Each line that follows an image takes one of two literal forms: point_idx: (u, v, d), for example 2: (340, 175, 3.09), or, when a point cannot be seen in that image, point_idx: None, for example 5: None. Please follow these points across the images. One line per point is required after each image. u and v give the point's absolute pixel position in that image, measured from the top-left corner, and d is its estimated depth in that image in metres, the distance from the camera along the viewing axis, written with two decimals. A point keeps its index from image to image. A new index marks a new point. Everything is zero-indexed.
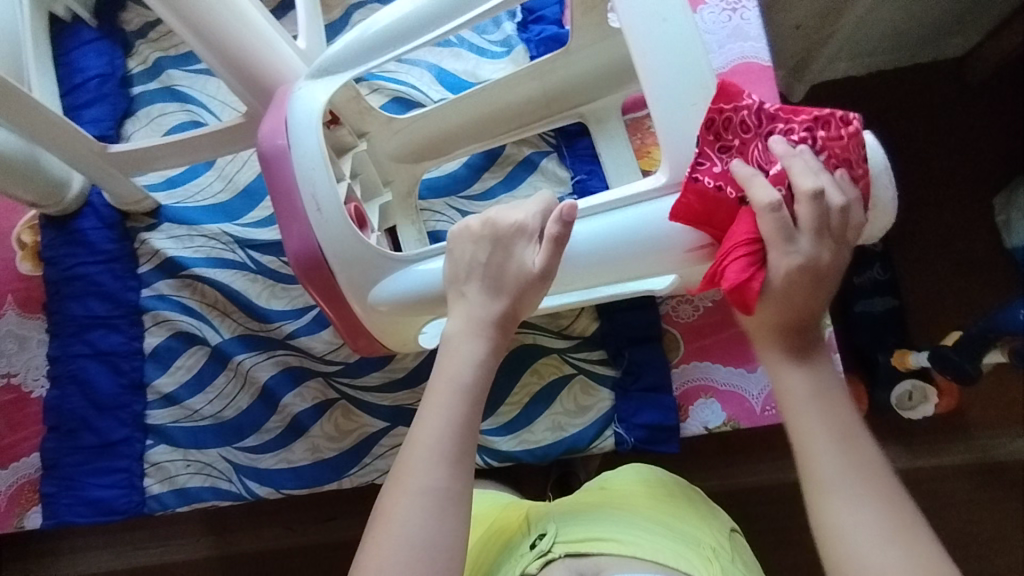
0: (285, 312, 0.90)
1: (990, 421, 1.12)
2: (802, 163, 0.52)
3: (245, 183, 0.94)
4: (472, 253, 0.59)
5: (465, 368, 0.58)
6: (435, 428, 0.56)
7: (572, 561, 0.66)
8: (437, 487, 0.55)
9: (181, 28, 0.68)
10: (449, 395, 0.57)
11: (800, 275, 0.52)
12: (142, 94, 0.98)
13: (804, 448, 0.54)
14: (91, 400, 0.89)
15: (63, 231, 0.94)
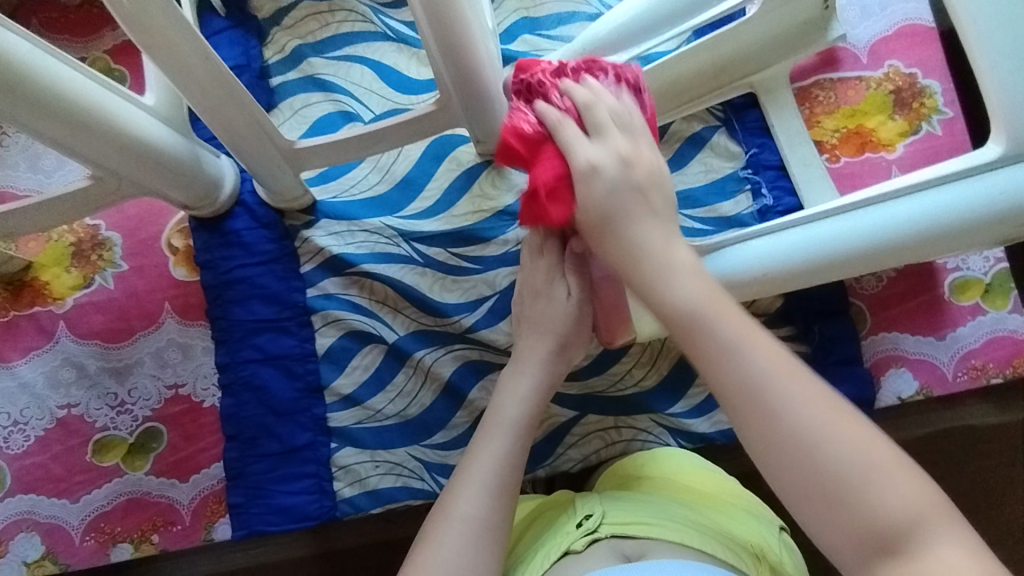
0: (461, 306, 0.88)
1: None
2: (590, 91, 0.57)
3: (403, 174, 0.91)
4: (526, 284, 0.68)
5: (511, 404, 0.65)
6: (486, 457, 0.61)
7: (618, 542, 0.63)
8: (479, 516, 0.58)
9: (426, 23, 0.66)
10: (501, 428, 0.63)
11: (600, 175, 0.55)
12: (282, 85, 0.93)
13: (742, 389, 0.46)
14: (269, 406, 0.86)
15: (216, 233, 0.90)
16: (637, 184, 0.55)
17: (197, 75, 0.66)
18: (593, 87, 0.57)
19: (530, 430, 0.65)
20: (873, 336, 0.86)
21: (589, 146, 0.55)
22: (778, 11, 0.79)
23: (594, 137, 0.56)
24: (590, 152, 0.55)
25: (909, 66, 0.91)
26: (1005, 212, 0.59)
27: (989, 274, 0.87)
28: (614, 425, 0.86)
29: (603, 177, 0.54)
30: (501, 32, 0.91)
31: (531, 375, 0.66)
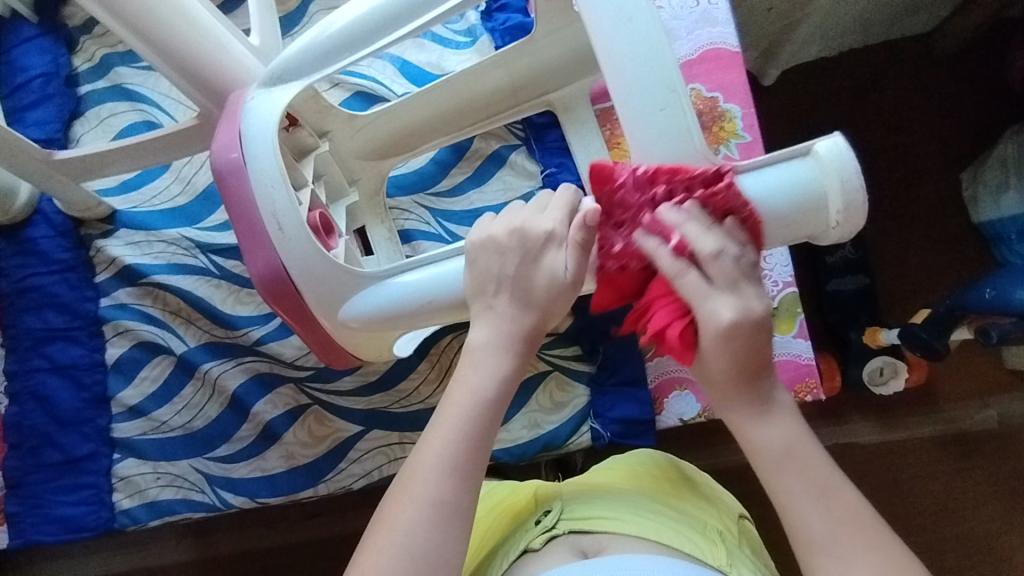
0: (251, 319, 0.88)
1: (961, 393, 1.11)
2: (696, 228, 0.50)
3: (205, 185, 0.91)
4: (497, 263, 0.55)
5: (488, 383, 0.53)
6: (449, 433, 0.52)
7: (575, 538, 0.62)
8: (442, 499, 0.50)
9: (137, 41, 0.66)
10: (467, 405, 0.53)
11: (730, 336, 0.48)
12: (90, 94, 0.93)
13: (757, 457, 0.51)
14: (52, 415, 0.86)
15: (14, 241, 0.90)
16: (742, 344, 0.49)
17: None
18: (685, 211, 0.50)
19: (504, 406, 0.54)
20: (657, 358, 0.86)
21: (706, 237, 0.49)
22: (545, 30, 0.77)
23: (711, 289, 0.48)
24: (710, 314, 0.48)
25: (710, 90, 0.88)
26: (789, 215, 0.52)
27: (777, 298, 0.87)
28: (398, 441, 0.86)
29: (717, 340, 0.48)
30: None
31: (507, 353, 0.54)
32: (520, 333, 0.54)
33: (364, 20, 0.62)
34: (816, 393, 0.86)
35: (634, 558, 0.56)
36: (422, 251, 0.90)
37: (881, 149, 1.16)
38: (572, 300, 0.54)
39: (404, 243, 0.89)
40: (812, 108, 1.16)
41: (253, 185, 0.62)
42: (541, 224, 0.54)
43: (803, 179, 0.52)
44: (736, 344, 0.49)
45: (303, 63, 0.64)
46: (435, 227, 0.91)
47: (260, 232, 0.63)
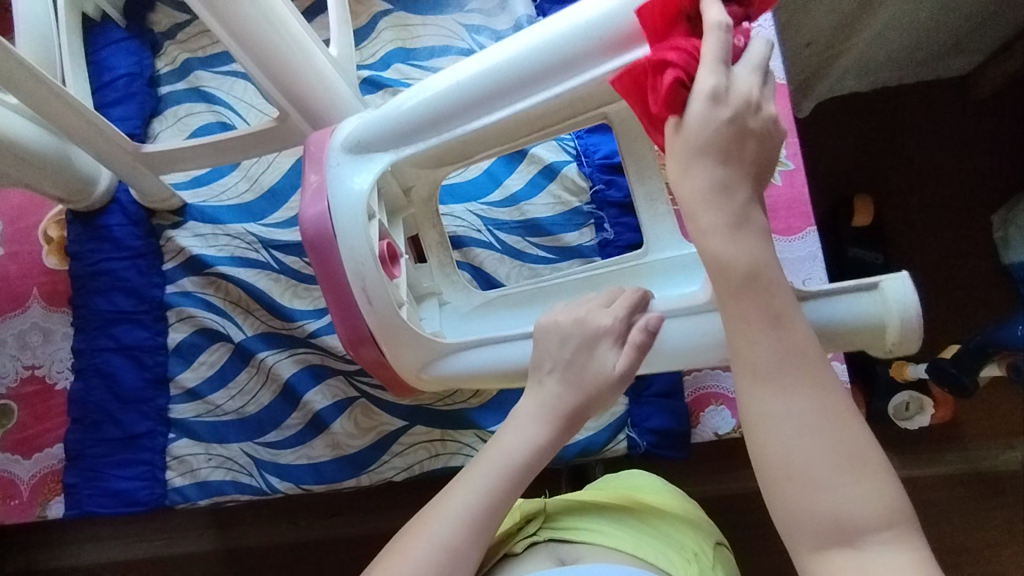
0: (308, 312, 0.92)
1: (983, 433, 1.13)
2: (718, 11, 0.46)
3: (270, 185, 0.97)
4: (558, 352, 0.60)
5: (518, 449, 0.59)
6: (473, 488, 0.57)
7: (555, 546, 0.66)
8: (454, 544, 0.55)
9: (231, 39, 0.69)
10: (495, 463, 0.58)
11: (715, 106, 0.45)
12: (170, 94, 1.00)
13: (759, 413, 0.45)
14: (115, 393, 0.91)
15: (90, 227, 0.95)
16: (728, 124, 0.45)
17: (22, 82, 0.74)
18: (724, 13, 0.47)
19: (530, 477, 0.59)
20: (696, 372, 0.90)
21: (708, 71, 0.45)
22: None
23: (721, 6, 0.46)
24: (714, 12, 0.46)
25: None
26: (850, 333, 0.57)
27: None
28: (440, 437, 0.89)
29: (703, 103, 0.45)
30: (376, 61, 0.99)
31: (547, 424, 0.60)
32: (564, 410, 0.60)
33: (453, 95, 0.65)
34: None
35: (607, 568, 0.60)
36: (472, 257, 0.94)
37: (914, 186, 1.19)
38: (618, 393, 0.59)
39: (455, 249, 0.94)
40: (845, 141, 1.20)
41: (341, 249, 0.67)
42: (601, 319, 0.58)
43: (875, 311, 0.57)
44: (720, 114, 0.45)
45: (388, 138, 0.68)
46: (485, 235, 0.95)
47: (348, 301, 0.69)
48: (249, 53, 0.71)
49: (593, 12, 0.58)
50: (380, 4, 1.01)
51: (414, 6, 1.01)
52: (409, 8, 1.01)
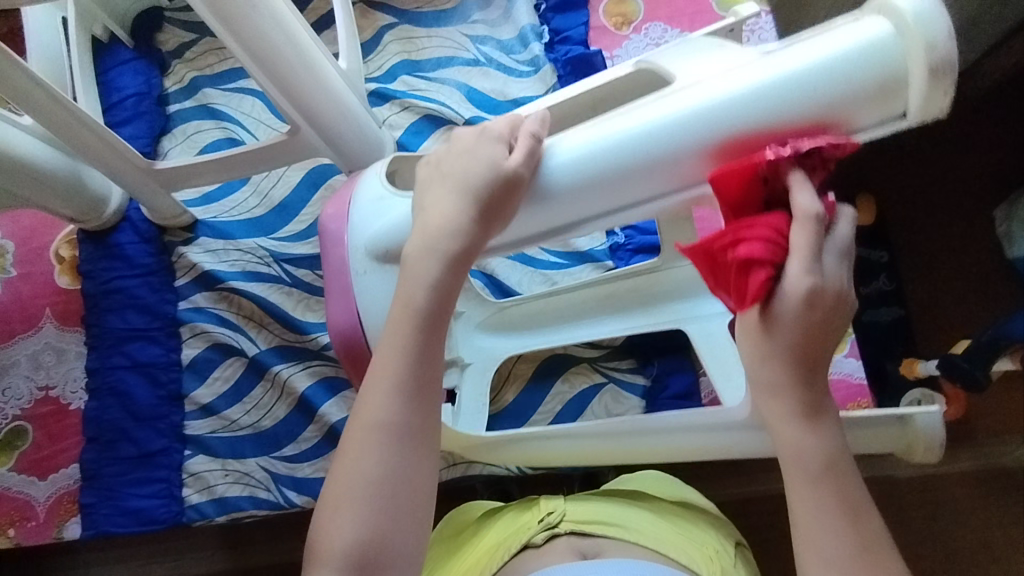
0: (321, 325, 0.92)
1: (998, 429, 1.10)
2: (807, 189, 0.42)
3: (280, 199, 0.97)
4: (440, 177, 0.57)
5: (419, 290, 0.53)
6: (398, 355, 0.53)
7: (575, 540, 0.65)
8: (396, 418, 0.52)
9: (245, 55, 0.69)
10: (410, 319, 0.53)
11: (811, 303, 0.42)
12: (178, 112, 1.00)
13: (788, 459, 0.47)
14: (130, 411, 0.90)
15: (101, 246, 0.95)
16: (810, 324, 0.42)
17: (37, 102, 0.74)
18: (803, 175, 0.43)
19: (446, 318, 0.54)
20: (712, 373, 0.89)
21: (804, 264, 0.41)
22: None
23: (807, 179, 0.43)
24: (805, 201, 0.42)
25: None
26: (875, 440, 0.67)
27: None
28: (458, 447, 0.90)
29: (796, 306, 0.42)
30: (382, 73, 1.00)
31: (444, 260, 0.53)
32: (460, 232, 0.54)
33: None
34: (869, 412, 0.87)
35: (629, 566, 0.59)
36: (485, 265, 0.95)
37: (913, 184, 1.18)
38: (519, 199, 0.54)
39: None
40: None
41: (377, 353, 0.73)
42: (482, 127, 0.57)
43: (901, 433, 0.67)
44: (812, 316, 0.42)
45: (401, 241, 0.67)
46: None
47: None
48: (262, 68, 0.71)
49: (662, 119, 0.49)
50: (384, 18, 1.02)
51: (419, 19, 1.02)
52: (414, 20, 1.02)
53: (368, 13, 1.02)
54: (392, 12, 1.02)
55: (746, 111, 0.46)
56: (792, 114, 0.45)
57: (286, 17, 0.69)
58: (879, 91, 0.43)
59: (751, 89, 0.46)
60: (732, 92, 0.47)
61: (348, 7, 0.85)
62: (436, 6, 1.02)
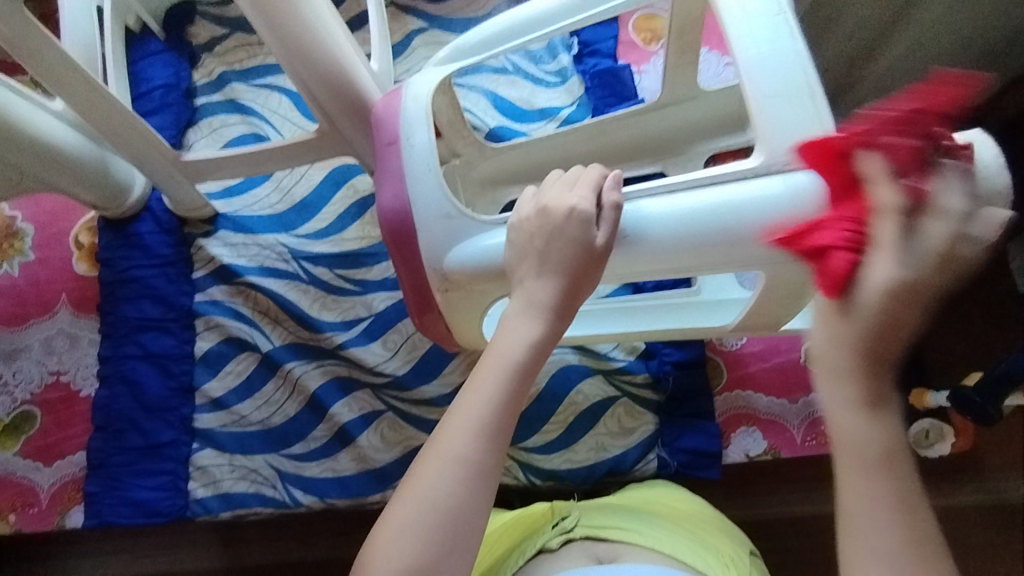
0: (336, 324, 0.92)
1: (1005, 463, 1.08)
2: (949, 182, 0.37)
3: (302, 196, 0.97)
4: (530, 243, 0.57)
5: (517, 344, 0.52)
6: (484, 396, 0.50)
7: (590, 545, 0.64)
8: (472, 459, 0.48)
9: (285, 56, 0.70)
10: (498, 368, 0.51)
11: (894, 298, 0.36)
12: (205, 105, 1.01)
13: (843, 455, 0.39)
14: (140, 401, 0.90)
15: (120, 234, 0.95)
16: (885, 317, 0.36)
17: (73, 86, 0.75)
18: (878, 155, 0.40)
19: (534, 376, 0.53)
20: (726, 393, 0.89)
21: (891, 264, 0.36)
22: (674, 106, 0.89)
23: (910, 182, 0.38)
24: (886, 192, 0.37)
25: None
26: None
27: None
28: None
29: (881, 296, 0.36)
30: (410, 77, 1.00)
31: (539, 318, 0.54)
32: (556, 300, 0.55)
33: None
34: None
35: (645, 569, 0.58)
36: None
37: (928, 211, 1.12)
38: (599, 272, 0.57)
39: None
40: None
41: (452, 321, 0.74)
42: (566, 200, 0.57)
43: None
44: (898, 310, 0.36)
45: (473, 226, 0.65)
46: None
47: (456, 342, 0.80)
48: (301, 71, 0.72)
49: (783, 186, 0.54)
50: (415, 23, 1.03)
51: (449, 25, 1.02)
52: (444, 26, 1.02)
53: (399, 18, 1.03)
54: (423, 17, 1.03)
55: (837, 207, 0.52)
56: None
57: (327, 18, 0.70)
58: None
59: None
60: (832, 190, 0.53)
61: (382, 10, 0.86)
62: (467, 13, 1.03)
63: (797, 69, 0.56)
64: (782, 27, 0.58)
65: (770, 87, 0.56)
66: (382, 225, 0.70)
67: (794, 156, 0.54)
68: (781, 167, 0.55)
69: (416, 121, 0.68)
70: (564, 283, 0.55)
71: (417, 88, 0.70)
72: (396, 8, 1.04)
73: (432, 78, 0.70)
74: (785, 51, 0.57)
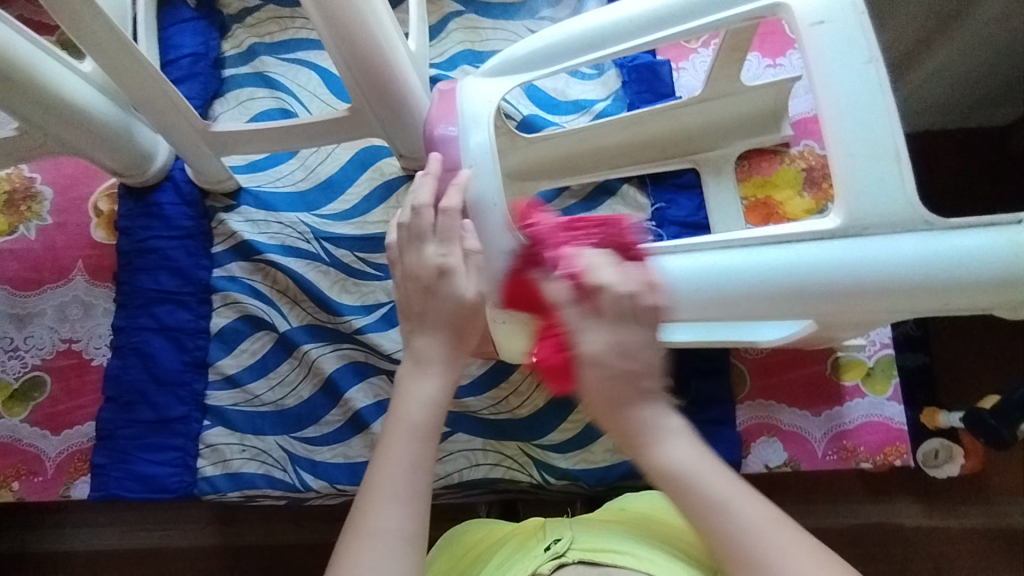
0: (355, 308, 0.90)
1: (1013, 489, 1.06)
2: (607, 268, 0.52)
3: (327, 176, 0.95)
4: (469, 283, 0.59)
5: (418, 406, 0.55)
6: (395, 464, 0.53)
7: (584, 570, 0.59)
8: (399, 531, 0.50)
9: (326, 30, 0.68)
10: (404, 433, 0.54)
11: (597, 365, 0.50)
12: (233, 77, 0.99)
13: (688, 495, 0.50)
14: (152, 374, 0.88)
15: (141, 203, 0.94)
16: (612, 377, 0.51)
17: (106, 48, 0.73)
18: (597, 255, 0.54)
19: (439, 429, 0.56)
20: (749, 401, 0.88)
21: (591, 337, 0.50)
22: (714, 101, 0.89)
23: (585, 319, 0.51)
24: (605, 276, 0.52)
25: (823, 148, 0.94)
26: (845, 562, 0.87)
27: (874, 358, 0.88)
28: (482, 447, 0.87)
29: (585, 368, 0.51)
30: (443, 61, 0.98)
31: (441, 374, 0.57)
32: (446, 354, 0.58)
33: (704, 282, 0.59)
34: (906, 458, 0.85)
35: None
36: None
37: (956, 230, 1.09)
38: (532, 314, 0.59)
39: None
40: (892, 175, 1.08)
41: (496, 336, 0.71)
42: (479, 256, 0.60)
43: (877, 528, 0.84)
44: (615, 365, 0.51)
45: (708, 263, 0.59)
46: None
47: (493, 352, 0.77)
48: (340, 47, 0.70)
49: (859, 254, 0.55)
50: (451, 5, 1.01)
51: (485, 9, 1.00)
52: (480, 9, 1.00)
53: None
54: None
55: (917, 277, 0.55)
56: (946, 286, 0.55)
57: None
58: (1007, 281, 0.55)
59: (924, 257, 0.54)
60: (907, 256, 0.55)
61: None
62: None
63: (883, 124, 0.54)
64: (871, 80, 0.55)
65: (854, 142, 0.55)
66: None
67: (877, 220, 0.55)
68: (862, 231, 0.55)
69: (471, 128, 0.66)
70: (447, 338, 0.58)
71: (472, 103, 0.67)
72: None
73: (488, 92, 0.67)
74: (873, 108, 0.55)
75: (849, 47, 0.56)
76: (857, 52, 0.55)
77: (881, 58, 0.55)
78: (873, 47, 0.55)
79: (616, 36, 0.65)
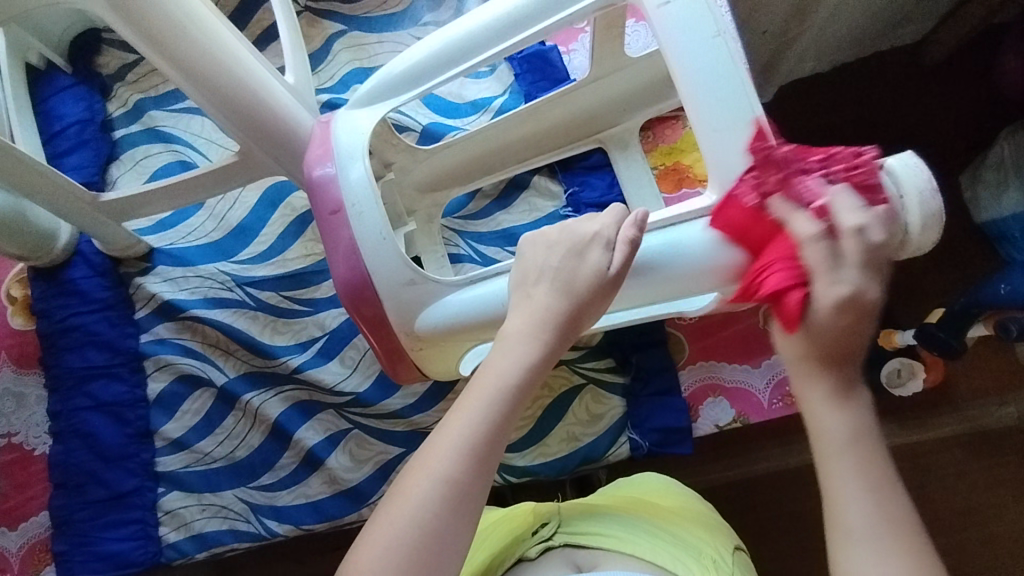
0: (289, 348, 0.89)
1: (980, 391, 1.06)
2: (847, 204, 0.46)
3: (238, 221, 0.94)
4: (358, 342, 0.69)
5: (514, 367, 0.51)
6: (470, 423, 0.49)
7: (571, 552, 0.62)
8: (449, 478, 0.47)
9: (183, 79, 0.66)
10: (491, 391, 0.50)
11: (842, 309, 0.43)
12: (125, 137, 0.96)
13: (818, 443, 0.45)
14: (97, 452, 0.87)
15: (54, 282, 0.91)
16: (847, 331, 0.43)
17: None
18: (836, 188, 0.47)
19: (531, 399, 0.52)
20: (691, 365, 0.89)
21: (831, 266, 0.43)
22: (605, 79, 0.87)
23: (836, 262, 0.43)
24: (804, 225, 0.45)
25: None
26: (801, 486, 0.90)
27: None
28: None
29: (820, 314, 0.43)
30: (335, 84, 0.97)
31: (540, 343, 0.53)
32: (555, 322, 0.53)
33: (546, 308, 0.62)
34: None
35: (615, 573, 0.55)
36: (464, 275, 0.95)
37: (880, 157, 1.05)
38: (607, 301, 0.55)
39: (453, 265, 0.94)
40: (804, 116, 1.06)
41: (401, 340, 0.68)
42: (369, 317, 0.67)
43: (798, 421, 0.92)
44: (847, 320, 0.43)
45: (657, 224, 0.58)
46: (463, 248, 0.95)
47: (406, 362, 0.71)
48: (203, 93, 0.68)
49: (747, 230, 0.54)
50: (333, 26, 0.99)
51: (368, 24, 0.99)
52: (363, 26, 0.99)
53: (315, 22, 0.99)
54: (340, 19, 1.00)
55: None
56: None
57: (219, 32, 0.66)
58: None
59: None
60: None
61: (291, 19, 0.83)
62: (384, 10, 0.99)
63: (741, 96, 0.55)
64: (723, 53, 0.55)
65: (715, 117, 0.55)
66: (342, 299, 0.67)
67: None
68: None
69: (348, 164, 0.65)
70: (568, 305, 0.54)
71: (345, 140, 0.66)
72: (310, 12, 1.00)
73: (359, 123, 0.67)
74: (730, 79, 0.55)
75: (698, 22, 0.56)
76: (705, 28, 0.55)
77: (728, 30, 0.56)
78: (720, 21, 0.56)
79: (475, 43, 0.65)
